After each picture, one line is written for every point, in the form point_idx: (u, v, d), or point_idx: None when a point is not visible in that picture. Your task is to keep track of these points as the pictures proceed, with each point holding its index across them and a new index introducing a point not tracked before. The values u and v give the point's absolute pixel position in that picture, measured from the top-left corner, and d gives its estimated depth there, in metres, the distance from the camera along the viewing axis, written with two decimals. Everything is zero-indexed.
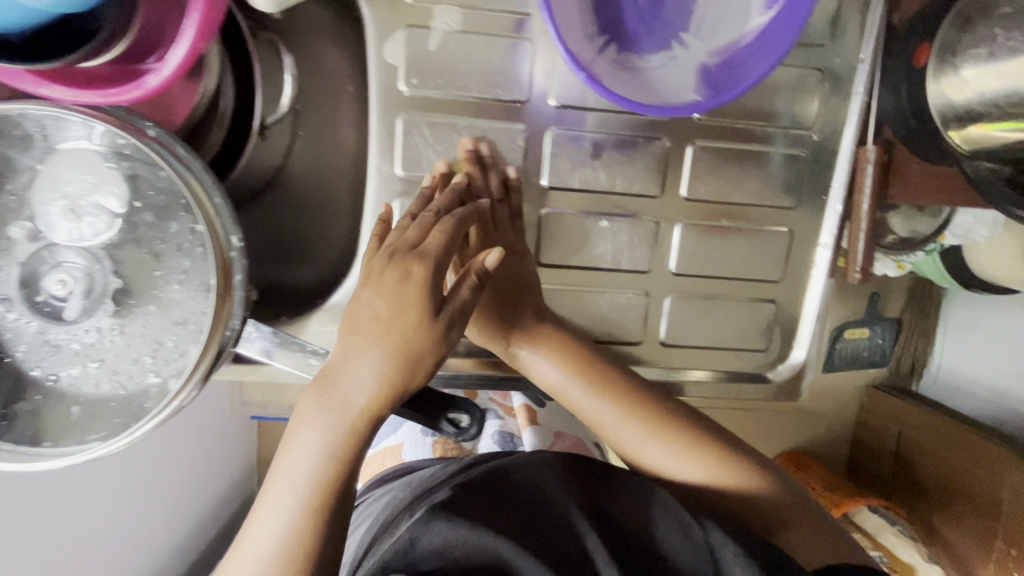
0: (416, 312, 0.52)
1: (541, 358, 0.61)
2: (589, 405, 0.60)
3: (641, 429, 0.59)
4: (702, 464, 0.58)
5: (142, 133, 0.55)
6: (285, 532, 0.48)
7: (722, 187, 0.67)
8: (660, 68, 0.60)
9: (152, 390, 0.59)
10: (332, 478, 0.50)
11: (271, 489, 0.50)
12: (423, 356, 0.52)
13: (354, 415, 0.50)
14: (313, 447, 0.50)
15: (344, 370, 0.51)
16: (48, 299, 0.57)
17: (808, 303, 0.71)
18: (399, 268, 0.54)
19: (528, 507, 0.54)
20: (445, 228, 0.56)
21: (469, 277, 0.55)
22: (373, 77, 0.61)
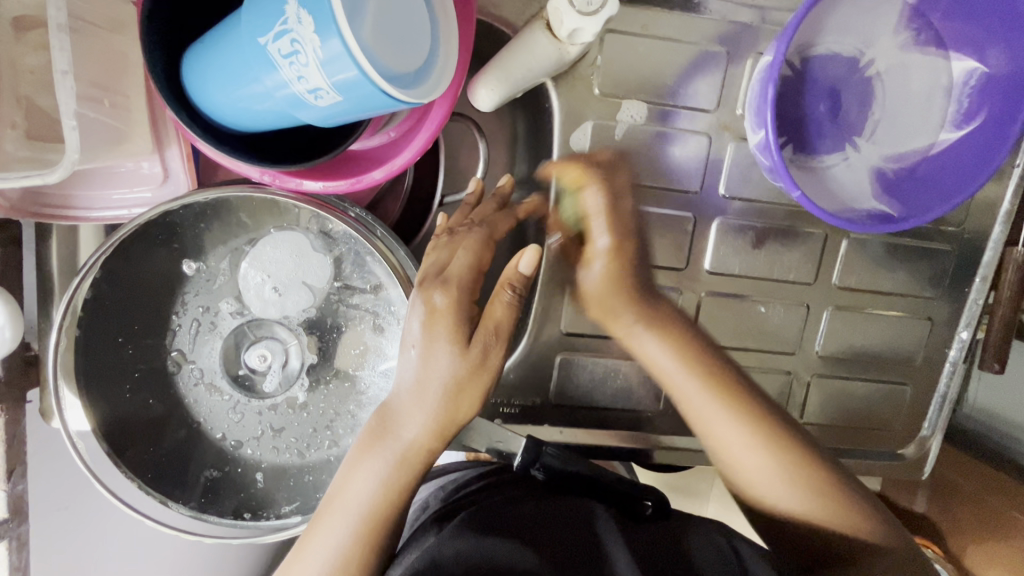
0: (451, 344, 0.52)
1: (658, 347, 0.62)
2: (697, 402, 0.61)
3: (745, 433, 0.59)
4: (802, 500, 0.58)
5: (344, 212, 0.56)
6: (339, 559, 0.52)
7: (871, 275, 0.70)
8: (834, 168, 0.62)
9: (335, 461, 0.60)
10: (387, 505, 0.54)
11: (324, 514, 0.54)
12: (464, 385, 0.53)
13: (405, 451, 0.53)
14: (366, 480, 0.53)
15: (398, 410, 0.54)
16: (249, 373, 0.58)
17: (939, 386, 0.74)
18: (425, 296, 0.53)
19: (556, 524, 0.55)
20: (475, 246, 0.56)
21: (505, 292, 0.54)
22: (557, 163, 0.64)
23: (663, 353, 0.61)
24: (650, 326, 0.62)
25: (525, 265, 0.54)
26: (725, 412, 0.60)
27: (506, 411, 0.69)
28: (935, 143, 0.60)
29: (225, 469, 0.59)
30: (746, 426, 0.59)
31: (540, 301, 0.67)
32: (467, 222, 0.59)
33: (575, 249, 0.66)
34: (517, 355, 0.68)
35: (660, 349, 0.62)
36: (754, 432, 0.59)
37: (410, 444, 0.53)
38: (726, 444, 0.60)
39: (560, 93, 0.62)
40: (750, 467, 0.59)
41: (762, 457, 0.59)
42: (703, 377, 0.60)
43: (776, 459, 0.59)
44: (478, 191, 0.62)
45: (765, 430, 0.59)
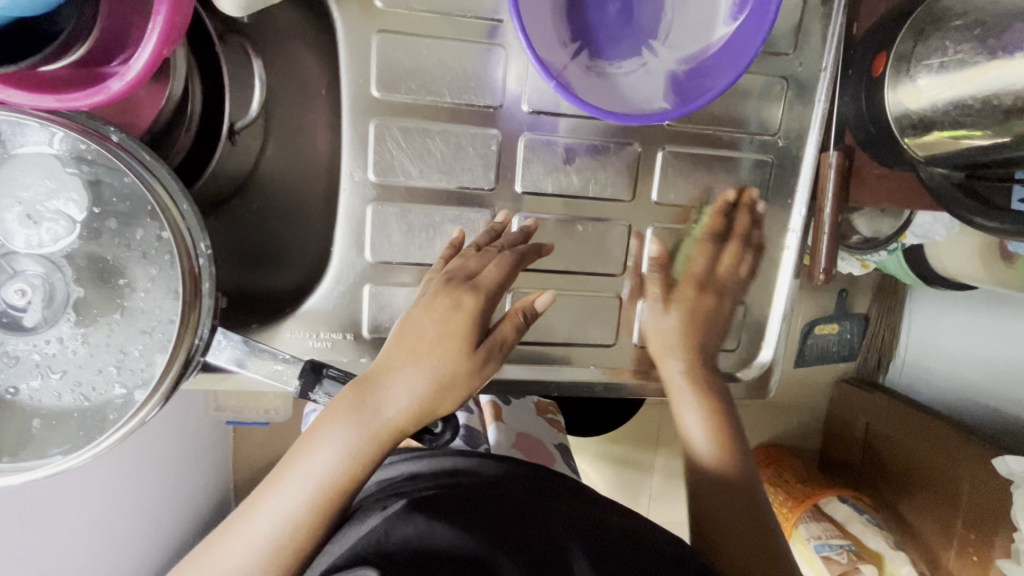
0: (461, 345, 0.54)
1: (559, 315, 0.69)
2: (695, 422, 0.66)
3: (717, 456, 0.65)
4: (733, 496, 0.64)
5: (103, 137, 0.54)
6: (288, 524, 0.51)
7: (692, 191, 0.69)
8: (631, 75, 0.60)
9: (113, 400, 0.57)
10: (345, 481, 0.52)
11: (281, 474, 0.53)
12: (456, 386, 0.54)
13: (377, 428, 0.52)
14: (331, 448, 0.52)
15: (385, 384, 0.53)
16: (6, 310, 0.55)
17: (774, 306, 0.73)
18: (452, 294, 0.56)
19: (524, 511, 0.56)
20: (503, 264, 0.58)
21: (517, 315, 0.57)
22: (346, 81, 0.61)
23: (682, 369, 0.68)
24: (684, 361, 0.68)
25: (541, 303, 0.58)
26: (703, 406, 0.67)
27: (317, 345, 0.66)
28: (721, 37, 0.58)
29: None
30: (717, 439, 0.66)
31: (344, 229, 0.64)
32: (496, 245, 0.61)
33: (373, 171, 0.63)
34: (327, 286, 0.66)
35: (679, 374, 0.68)
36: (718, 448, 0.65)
37: (385, 424, 0.53)
38: (691, 431, 0.66)
39: (339, 4, 0.60)
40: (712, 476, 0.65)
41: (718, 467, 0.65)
42: (699, 389, 0.67)
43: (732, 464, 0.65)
44: (505, 221, 0.64)
45: (728, 440, 0.66)
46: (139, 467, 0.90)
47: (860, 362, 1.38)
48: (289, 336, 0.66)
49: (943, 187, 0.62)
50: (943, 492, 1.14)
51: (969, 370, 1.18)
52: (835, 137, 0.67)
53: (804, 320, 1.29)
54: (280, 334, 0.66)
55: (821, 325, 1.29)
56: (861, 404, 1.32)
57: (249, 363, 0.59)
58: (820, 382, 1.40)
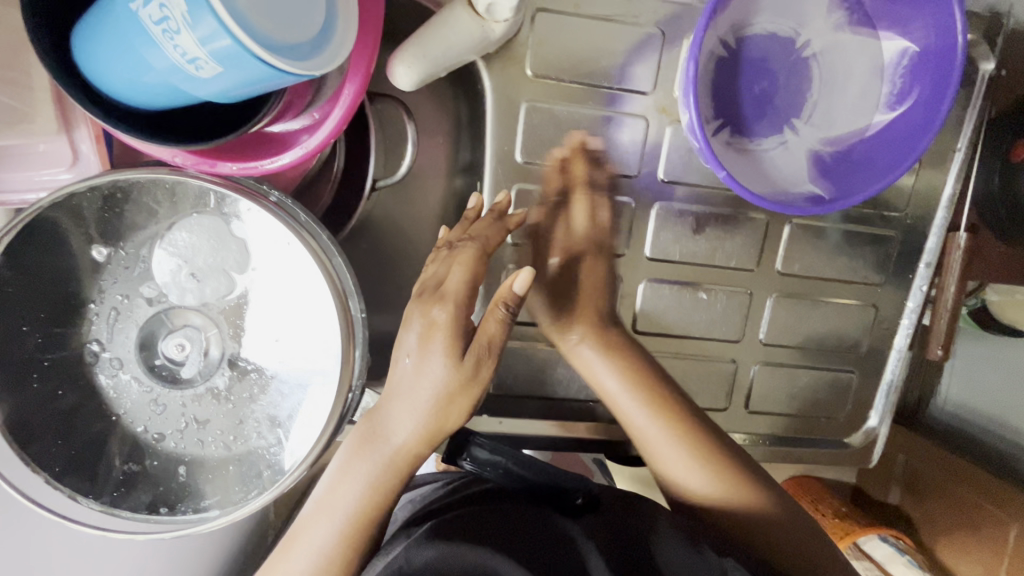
0: (448, 356, 0.53)
1: (601, 364, 0.62)
2: (629, 404, 0.62)
3: (666, 430, 0.61)
4: (706, 467, 0.61)
5: (263, 196, 0.54)
6: (322, 560, 0.55)
7: (816, 262, 0.69)
8: (772, 152, 0.61)
9: (258, 454, 0.58)
10: (373, 508, 0.56)
11: (312, 515, 0.57)
12: (456, 402, 0.55)
13: (392, 456, 0.56)
14: (353, 482, 0.56)
15: (387, 413, 0.56)
16: (165, 362, 0.56)
17: (885, 375, 0.74)
18: (426, 310, 0.54)
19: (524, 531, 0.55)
20: (470, 261, 0.56)
21: (499, 309, 0.54)
22: (491, 147, 0.62)
23: (648, 415, 0.62)
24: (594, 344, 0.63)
25: (519, 285, 0.54)
26: (670, 438, 0.61)
27: None
28: (870, 123, 0.59)
29: (145, 463, 0.57)
30: (695, 460, 0.61)
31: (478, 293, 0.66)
32: (466, 237, 0.58)
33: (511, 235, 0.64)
34: None
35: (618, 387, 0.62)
36: (662, 410, 0.62)
37: (398, 450, 0.56)
38: (627, 408, 0.62)
39: (491, 74, 0.61)
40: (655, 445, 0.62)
41: (668, 439, 0.62)
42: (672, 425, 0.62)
43: (711, 464, 0.61)
44: (478, 206, 0.60)
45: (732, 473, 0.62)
46: None
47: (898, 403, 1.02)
48: None
49: None
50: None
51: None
52: (965, 216, 0.67)
53: None
54: None
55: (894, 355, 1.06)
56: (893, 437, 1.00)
57: None
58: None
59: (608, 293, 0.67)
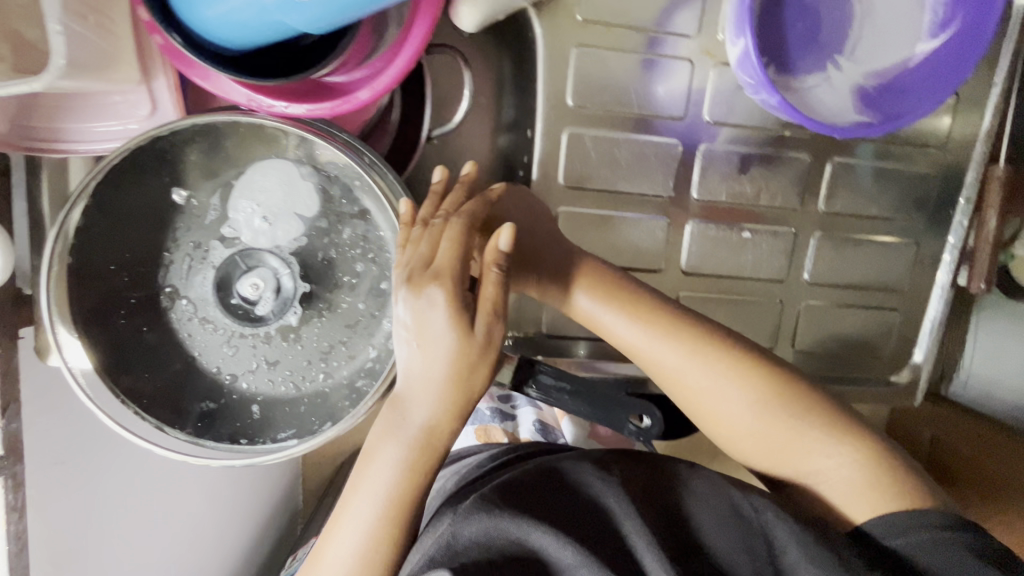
0: (452, 328, 0.50)
1: (595, 303, 0.58)
2: (648, 344, 0.57)
3: (704, 364, 0.56)
4: (757, 402, 0.55)
5: (332, 136, 0.57)
6: (368, 543, 0.52)
7: (859, 200, 0.71)
8: (816, 88, 0.63)
9: (329, 390, 0.61)
10: (411, 491, 0.53)
11: (350, 497, 0.54)
12: (478, 370, 0.52)
13: (421, 433, 0.52)
14: (385, 464, 0.53)
15: (406, 393, 0.53)
16: (241, 302, 0.59)
17: (928, 312, 0.75)
18: (420, 291, 0.51)
19: (572, 500, 0.54)
20: (456, 234, 0.53)
21: (492, 271, 0.51)
22: (543, 93, 0.64)
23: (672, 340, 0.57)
24: (583, 286, 0.59)
25: (504, 242, 0.52)
26: (709, 371, 0.56)
27: None
28: (913, 55, 0.61)
29: (221, 400, 0.59)
30: (746, 391, 0.55)
31: None
32: (441, 212, 0.55)
33: (564, 177, 0.66)
34: None
35: (629, 326, 0.57)
36: (692, 347, 0.56)
37: (422, 427, 0.52)
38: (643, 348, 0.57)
39: (542, 22, 0.63)
40: (691, 383, 0.56)
41: (704, 369, 0.56)
42: (698, 345, 0.56)
43: (762, 393, 0.55)
44: (443, 181, 0.57)
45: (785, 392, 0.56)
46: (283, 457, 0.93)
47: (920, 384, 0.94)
48: None
49: None
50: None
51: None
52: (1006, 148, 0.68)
53: None
54: None
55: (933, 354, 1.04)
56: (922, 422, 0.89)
57: None
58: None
59: (655, 235, 0.69)
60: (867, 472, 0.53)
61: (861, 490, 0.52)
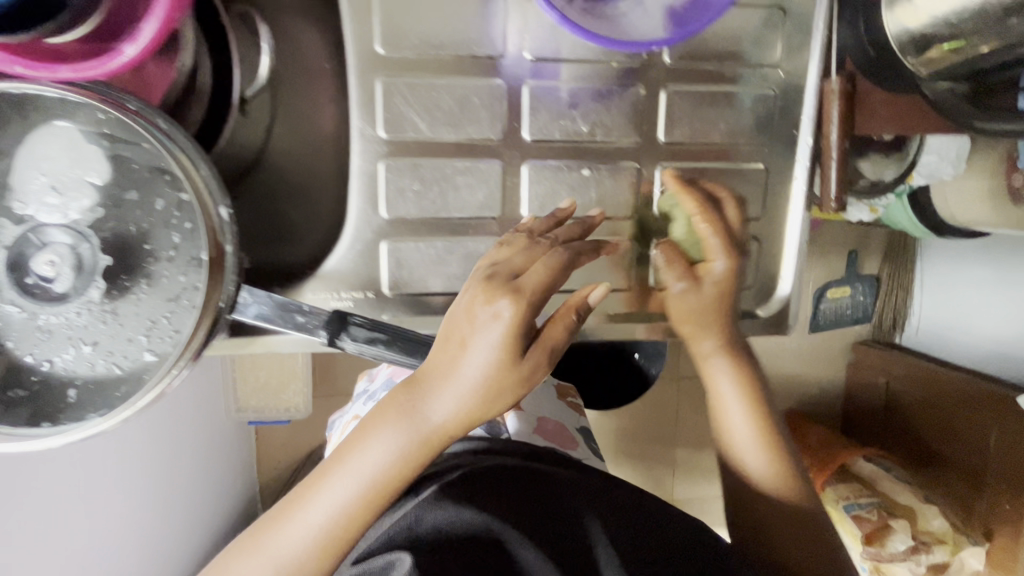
0: (500, 350, 0.53)
1: (724, 373, 0.70)
2: (732, 398, 0.70)
3: (755, 422, 0.70)
4: (768, 456, 0.69)
5: (121, 104, 0.55)
6: (341, 517, 0.54)
7: (698, 128, 0.69)
8: (628, 14, 0.62)
9: (145, 366, 0.60)
10: (394, 478, 0.54)
11: (333, 470, 0.55)
12: (503, 391, 0.54)
13: (426, 433, 0.54)
14: (384, 446, 0.54)
15: (429, 388, 0.54)
16: (37, 281, 0.57)
17: (787, 239, 0.74)
18: (491, 302, 0.54)
19: (542, 499, 0.61)
20: (550, 263, 0.58)
21: (571, 315, 0.57)
22: (351, 42, 0.62)
23: (735, 396, 0.70)
24: (726, 354, 0.70)
25: (596, 298, 0.59)
26: (750, 411, 0.70)
27: (339, 304, 0.66)
28: None
29: (29, 384, 0.58)
30: (765, 450, 0.69)
31: (361, 192, 0.65)
32: (546, 237, 0.62)
33: (383, 128, 0.64)
34: (345, 244, 0.66)
35: (725, 379, 0.70)
36: (749, 397, 0.70)
37: (435, 428, 0.54)
38: (728, 407, 0.70)
39: None
40: (733, 427, 0.70)
41: (746, 413, 0.70)
42: (759, 427, 0.70)
43: (775, 452, 0.69)
44: (568, 210, 0.65)
45: (780, 451, 0.69)
46: None
47: (875, 324, 1.61)
48: (311, 298, 0.66)
49: (948, 103, 0.64)
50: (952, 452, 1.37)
51: (991, 317, 1.35)
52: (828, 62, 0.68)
53: (816, 285, 1.51)
54: (302, 296, 0.66)
55: (833, 289, 1.51)
56: (876, 362, 1.55)
57: (273, 318, 0.57)
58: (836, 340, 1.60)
59: (491, 180, 0.66)
60: (781, 483, 0.69)
61: (795, 544, 0.69)
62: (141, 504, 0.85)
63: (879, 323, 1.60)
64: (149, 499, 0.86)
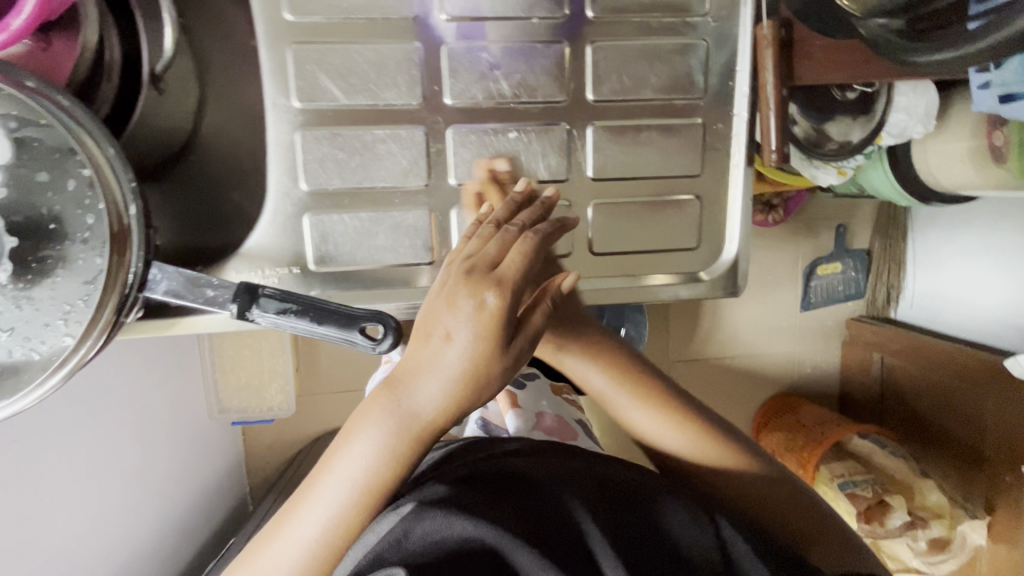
0: (485, 335, 0.47)
1: (584, 363, 0.63)
2: (615, 395, 0.62)
3: (654, 413, 0.61)
4: (693, 439, 0.60)
5: (20, 82, 0.56)
6: (334, 527, 0.48)
7: (629, 84, 0.67)
8: None
9: (59, 351, 0.58)
10: (388, 480, 0.49)
11: (320, 477, 0.49)
12: (490, 380, 0.49)
13: (414, 426, 0.49)
14: (366, 446, 0.48)
15: (412, 379, 0.49)
16: None
17: (731, 195, 0.71)
18: (472, 286, 0.49)
19: (536, 497, 0.53)
20: (527, 247, 0.53)
21: (544, 301, 0.54)
22: (258, 9, 0.60)
23: (623, 392, 0.62)
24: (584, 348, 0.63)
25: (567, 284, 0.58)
26: (654, 409, 0.61)
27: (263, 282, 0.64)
28: None
29: None
30: (681, 431, 0.60)
31: (278, 163, 0.63)
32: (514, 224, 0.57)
33: (296, 97, 0.62)
34: (266, 220, 0.64)
35: (596, 375, 0.63)
36: (630, 391, 0.61)
37: (420, 421, 0.49)
38: (595, 383, 0.63)
39: None
40: (645, 426, 0.61)
41: (653, 413, 0.61)
42: (667, 409, 0.61)
43: (703, 436, 0.60)
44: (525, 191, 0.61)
45: (682, 413, 0.61)
46: (132, 446, 0.90)
47: (868, 300, 1.56)
48: (235, 276, 0.64)
49: (885, 41, 0.60)
50: (958, 421, 1.30)
51: (993, 287, 1.28)
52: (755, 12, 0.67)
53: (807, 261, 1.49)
54: (225, 275, 0.64)
55: (824, 265, 1.49)
56: (876, 338, 1.48)
57: (182, 292, 0.56)
58: (831, 317, 1.55)
59: (414, 147, 0.64)
60: (724, 467, 0.59)
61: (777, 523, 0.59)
62: (104, 498, 0.83)
63: (872, 299, 1.55)
64: (112, 493, 0.85)
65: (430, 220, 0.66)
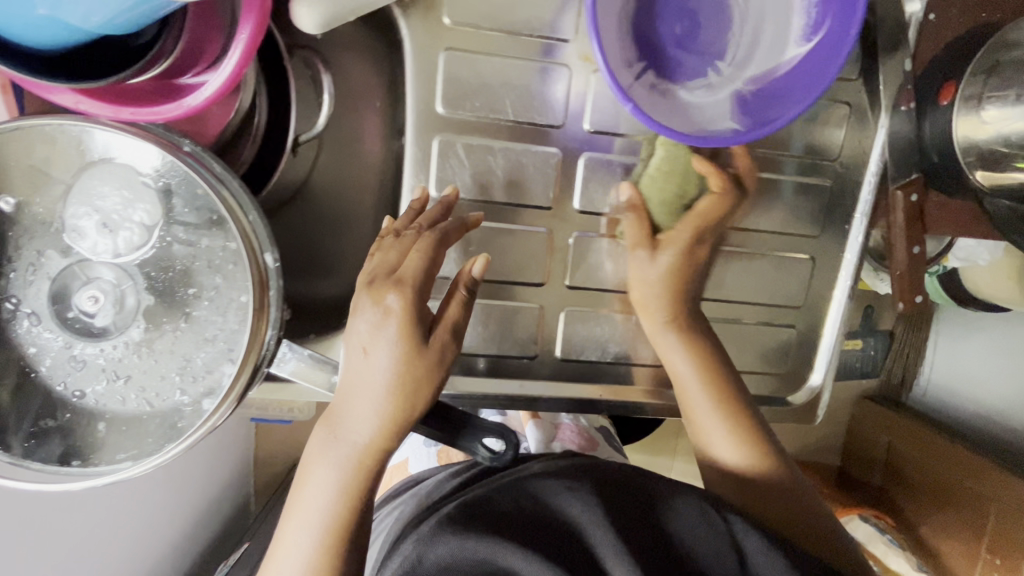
0: (400, 342, 0.54)
1: (674, 346, 0.66)
2: (687, 373, 0.65)
3: (720, 411, 0.65)
4: (740, 444, 0.65)
5: (176, 147, 0.55)
6: (308, 569, 0.53)
7: (748, 214, 0.69)
8: (696, 94, 0.61)
9: (180, 410, 0.58)
10: (347, 512, 0.54)
11: (289, 525, 0.55)
12: (420, 387, 0.55)
13: (356, 452, 0.54)
14: (324, 486, 0.54)
15: (346, 405, 0.55)
16: (78, 316, 0.56)
17: (826, 330, 0.73)
18: (378, 297, 0.54)
19: (523, 502, 0.55)
20: (423, 249, 0.57)
21: (459, 292, 0.58)
22: (411, 99, 0.62)
23: (686, 364, 0.65)
24: (680, 334, 0.66)
25: (478, 271, 0.58)
26: (710, 403, 0.65)
27: None
28: (784, 60, 0.59)
29: (59, 418, 0.58)
30: (742, 440, 0.65)
31: None
32: (413, 227, 0.59)
33: (434, 187, 0.63)
34: None
35: (681, 356, 0.66)
36: (710, 387, 0.65)
37: (358, 446, 0.54)
38: (673, 362, 0.66)
39: (409, 23, 0.61)
40: (706, 427, 0.66)
41: (717, 414, 0.65)
42: (714, 392, 0.65)
43: (751, 447, 0.65)
44: (421, 199, 0.61)
45: (746, 428, 0.65)
46: None
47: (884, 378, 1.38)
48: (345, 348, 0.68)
49: (1010, 221, 0.63)
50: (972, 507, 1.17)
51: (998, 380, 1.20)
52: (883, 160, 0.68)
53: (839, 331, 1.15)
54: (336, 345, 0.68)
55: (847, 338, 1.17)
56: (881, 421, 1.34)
57: (308, 371, 0.63)
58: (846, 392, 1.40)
59: (537, 248, 0.66)
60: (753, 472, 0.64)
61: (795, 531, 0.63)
62: None
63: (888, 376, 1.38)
64: None
65: (539, 317, 0.68)
